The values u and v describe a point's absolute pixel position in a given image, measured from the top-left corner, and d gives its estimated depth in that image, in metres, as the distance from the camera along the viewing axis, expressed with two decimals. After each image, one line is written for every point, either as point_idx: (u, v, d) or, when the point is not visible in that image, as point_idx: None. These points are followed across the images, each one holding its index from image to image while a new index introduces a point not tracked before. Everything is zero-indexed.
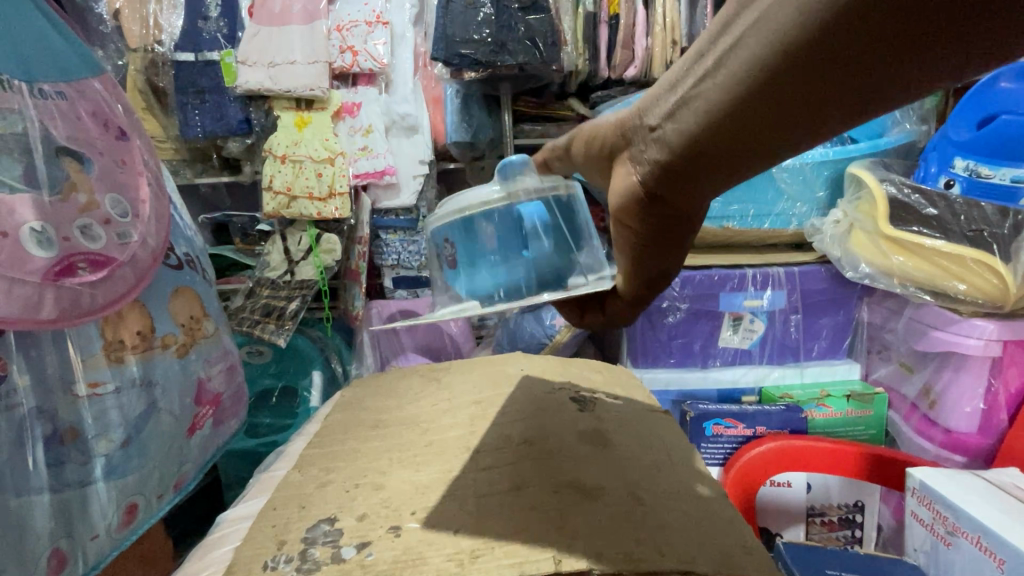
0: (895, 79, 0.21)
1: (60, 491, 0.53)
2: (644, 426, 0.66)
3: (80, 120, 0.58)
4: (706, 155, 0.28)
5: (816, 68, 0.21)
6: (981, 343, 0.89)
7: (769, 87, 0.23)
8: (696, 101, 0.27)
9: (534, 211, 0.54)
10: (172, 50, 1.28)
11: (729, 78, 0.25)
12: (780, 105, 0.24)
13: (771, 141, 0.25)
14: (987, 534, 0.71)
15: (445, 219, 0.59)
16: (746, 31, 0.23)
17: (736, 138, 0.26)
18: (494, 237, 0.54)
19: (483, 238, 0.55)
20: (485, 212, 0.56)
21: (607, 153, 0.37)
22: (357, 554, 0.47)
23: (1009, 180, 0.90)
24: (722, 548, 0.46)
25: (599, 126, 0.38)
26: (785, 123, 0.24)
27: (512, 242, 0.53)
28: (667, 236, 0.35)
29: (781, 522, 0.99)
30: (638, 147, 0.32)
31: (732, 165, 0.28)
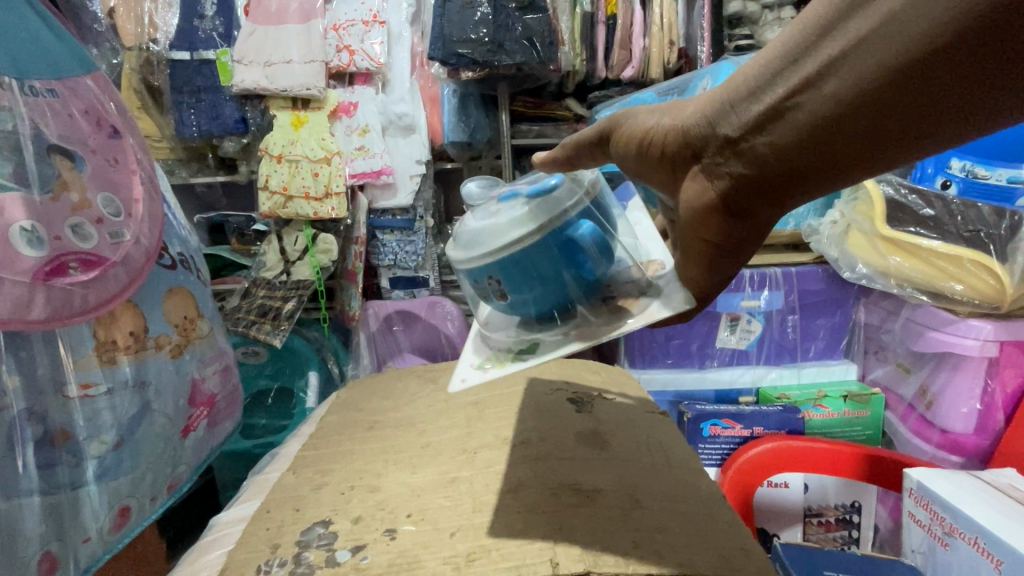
0: (951, 118, 0.25)
1: (51, 493, 0.53)
2: (640, 427, 0.65)
3: (72, 118, 0.57)
4: (797, 165, 0.31)
5: (923, 79, 0.24)
6: (977, 344, 0.88)
7: (883, 95, 0.26)
8: (794, 105, 0.29)
9: (581, 228, 0.45)
10: (167, 48, 1.27)
11: (813, 101, 0.28)
12: (881, 110, 0.26)
13: (859, 154, 0.29)
14: (984, 535, 0.71)
15: (467, 260, 0.48)
16: (838, 51, 0.27)
17: (826, 152, 0.29)
18: (550, 268, 0.45)
19: (513, 285, 0.46)
20: (529, 234, 0.44)
21: (665, 161, 0.39)
22: (352, 558, 0.46)
23: (1006, 180, 0.91)
24: (720, 550, 0.46)
25: (653, 129, 0.39)
26: (854, 151, 0.29)
27: (561, 269, 0.45)
28: (734, 249, 0.39)
29: (777, 523, 0.99)
30: (715, 156, 0.35)
31: (803, 181, 0.32)
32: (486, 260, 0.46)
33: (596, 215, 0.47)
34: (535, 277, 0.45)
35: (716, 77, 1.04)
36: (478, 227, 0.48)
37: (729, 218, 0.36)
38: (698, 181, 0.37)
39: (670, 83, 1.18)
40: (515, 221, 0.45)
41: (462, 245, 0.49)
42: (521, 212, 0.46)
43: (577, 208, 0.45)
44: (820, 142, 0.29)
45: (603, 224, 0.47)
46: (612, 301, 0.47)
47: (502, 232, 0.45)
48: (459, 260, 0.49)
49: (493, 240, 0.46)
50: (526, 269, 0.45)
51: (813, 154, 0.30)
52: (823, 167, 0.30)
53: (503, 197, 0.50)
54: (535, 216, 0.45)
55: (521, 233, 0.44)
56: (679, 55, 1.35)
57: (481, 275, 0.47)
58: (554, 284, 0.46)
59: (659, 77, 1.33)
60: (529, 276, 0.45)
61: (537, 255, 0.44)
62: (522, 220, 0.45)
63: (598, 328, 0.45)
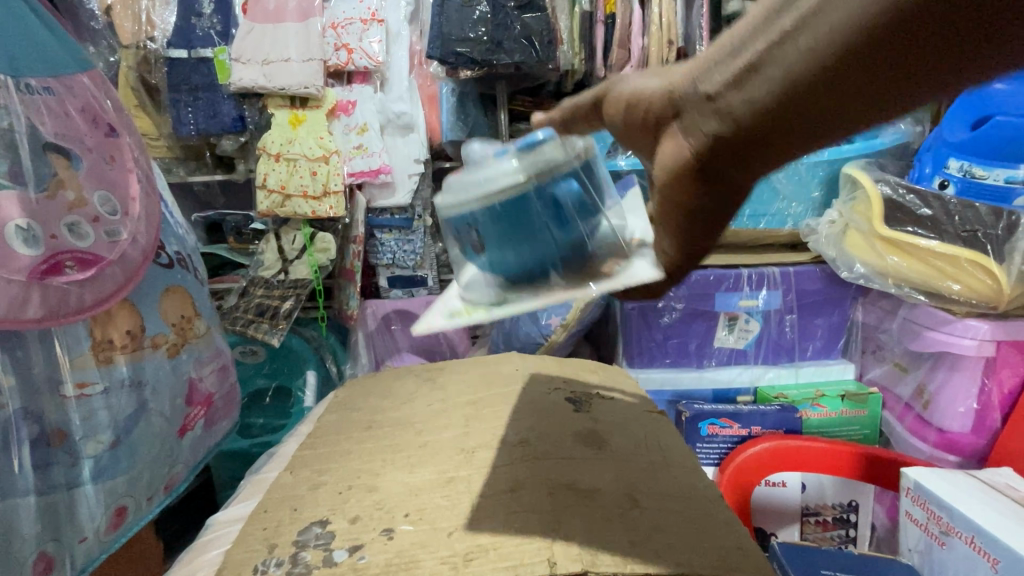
0: (921, 78, 0.25)
1: (47, 493, 0.53)
2: (638, 426, 0.65)
3: (68, 116, 0.57)
4: (769, 126, 0.31)
5: (893, 33, 0.24)
6: (974, 343, 0.88)
7: (855, 51, 0.26)
8: (770, 62, 0.29)
9: (565, 186, 0.47)
10: (165, 46, 1.26)
11: (787, 59, 0.29)
12: (852, 66, 0.26)
13: (831, 116, 0.29)
14: (981, 534, 0.71)
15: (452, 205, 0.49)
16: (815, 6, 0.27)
17: (797, 112, 0.30)
18: (531, 218, 0.46)
19: (495, 232, 0.47)
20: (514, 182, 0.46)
21: (652, 123, 0.40)
22: (349, 558, 0.46)
23: (1004, 181, 0.90)
24: (718, 550, 0.46)
25: (642, 90, 0.40)
26: (825, 112, 0.29)
27: (544, 224, 0.46)
28: (708, 215, 0.39)
29: (775, 522, 0.99)
30: (693, 116, 0.35)
31: (776, 142, 0.32)
32: (473, 204, 0.47)
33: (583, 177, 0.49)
34: (516, 226, 0.46)
35: None
36: (468, 175, 0.50)
37: (701, 177, 0.37)
38: (677, 143, 0.37)
39: None
40: (505, 170, 0.47)
41: (450, 191, 0.50)
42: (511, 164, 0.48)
43: (565, 165, 0.48)
44: (792, 100, 0.29)
45: (587, 188, 0.49)
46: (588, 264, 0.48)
47: (491, 179, 0.47)
48: (444, 203, 0.50)
49: (479, 185, 0.48)
50: (510, 216, 0.46)
51: (786, 114, 0.30)
52: (794, 128, 0.31)
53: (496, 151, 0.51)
54: (525, 167, 0.47)
55: (510, 181, 0.46)
56: (677, 55, 1.35)
57: (464, 220, 0.49)
58: (534, 236, 0.46)
59: None
60: (512, 225, 0.46)
61: (522, 203, 0.46)
62: (512, 170, 0.47)
63: (573, 286, 0.46)
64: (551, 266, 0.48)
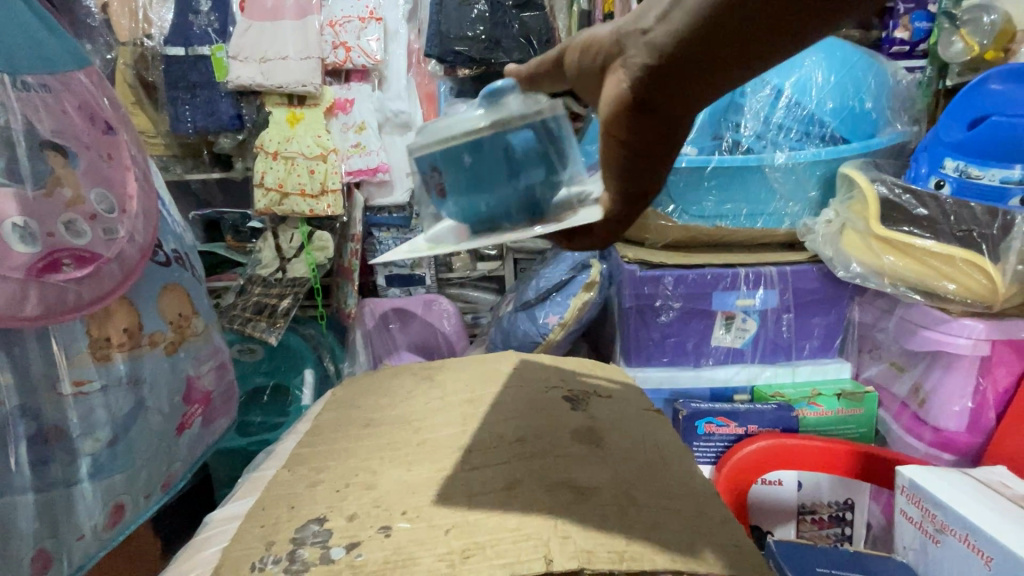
0: None
1: (45, 491, 0.53)
2: (636, 426, 0.65)
3: (65, 114, 0.57)
4: (715, 40, 0.29)
5: None
6: (969, 342, 0.89)
7: None
8: None
9: (519, 136, 0.48)
10: (162, 44, 1.26)
11: None
12: None
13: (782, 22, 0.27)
14: (975, 533, 0.71)
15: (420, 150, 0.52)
16: None
17: (749, 22, 0.28)
18: (485, 164, 0.47)
19: (452, 174, 0.48)
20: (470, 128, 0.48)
21: (595, 68, 0.36)
22: (347, 555, 0.47)
23: (999, 181, 0.89)
24: (714, 548, 0.46)
25: (590, 35, 0.36)
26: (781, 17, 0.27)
27: (495, 170, 0.47)
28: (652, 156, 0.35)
29: (771, 521, 0.99)
30: (635, 46, 0.32)
31: (726, 59, 0.30)
32: (431, 148, 0.49)
33: (542, 129, 0.50)
34: (471, 170, 0.48)
35: None
36: (436, 125, 0.52)
37: (638, 111, 0.33)
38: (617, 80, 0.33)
39: None
40: (467, 117, 0.49)
41: (419, 136, 0.53)
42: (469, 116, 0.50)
43: (524, 117, 0.49)
44: (735, 0, 0.27)
45: (544, 142, 0.49)
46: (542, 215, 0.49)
47: (454, 126, 0.49)
48: (413, 147, 0.52)
49: (440, 131, 0.50)
50: (464, 158, 0.47)
51: (736, 24, 0.28)
52: (744, 39, 0.28)
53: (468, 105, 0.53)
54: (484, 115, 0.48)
55: (468, 126, 0.48)
56: None
57: (426, 164, 0.51)
58: (486, 180, 0.48)
59: None
60: (466, 168, 0.48)
61: (475, 146, 0.47)
62: (473, 118, 0.48)
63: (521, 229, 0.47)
64: (503, 213, 0.49)
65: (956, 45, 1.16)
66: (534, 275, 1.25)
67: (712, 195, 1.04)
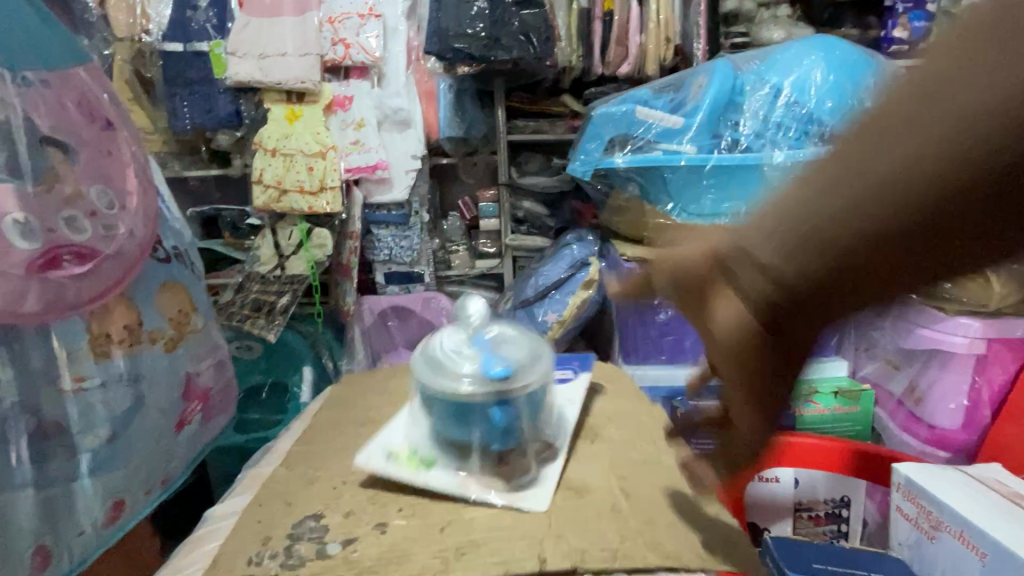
0: (951, 256, 0.27)
1: (44, 488, 0.53)
2: (633, 423, 0.65)
3: (65, 110, 0.56)
4: (814, 290, 0.33)
5: (913, 237, 0.28)
6: (964, 341, 0.92)
7: (880, 242, 0.29)
8: (813, 225, 0.32)
9: (494, 414, 0.51)
10: (160, 40, 1.26)
11: (815, 245, 0.32)
12: (881, 250, 0.29)
13: (875, 284, 0.30)
14: (970, 529, 0.72)
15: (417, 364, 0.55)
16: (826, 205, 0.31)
17: (840, 282, 0.32)
18: (467, 414, 0.52)
19: (437, 409, 0.53)
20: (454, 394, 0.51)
21: (701, 296, 0.43)
22: (342, 551, 0.47)
23: None
24: (708, 542, 0.47)
25: (684, 262, 0.45)
26: (868, 282, 0.31)
27: (469, 416, 0.52)
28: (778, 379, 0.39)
29: (766, 517, 0.98)
30: (740, 284, 0.38)
31: (822, 302, 0.33)
32: (424, 389, 0.53)
33: (527, 402, 0.53)
34: (455, 409, 0.52)
35: (712, 75, 1.05)
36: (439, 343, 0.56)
37: (760, 339, 0.38)
38: (730, 306, 0.40)
39: (666, 79, 1.15)
40: (471, 363, 0.52)
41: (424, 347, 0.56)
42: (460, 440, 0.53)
43: (516, 394, 0.52)
44: (820, 279, 0.32)
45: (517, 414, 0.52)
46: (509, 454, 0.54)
47: (456, 367, 0.52)
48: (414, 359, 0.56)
49: (432, 378, 0.53)
50: (452, 403, 0.52)
51: (825, 284, 0.32)
52: (836, 293, 0.32)
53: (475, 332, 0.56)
54: (484, 379, 0.51)
55: (466, 387, 0.51)
56: (675, 52, 1.35)
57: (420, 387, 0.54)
58: (466, 430, 0.52)
59: (654, 74, 1.34)
60: (451, 411, 0.52)
61: (464, 405, 0.51)
62: (475, 370, 0.52)
63: (483, 479, 0.52)
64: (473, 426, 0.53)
65: None
66: (532, 273, 1.26)
67: (709, 193, 1.06)
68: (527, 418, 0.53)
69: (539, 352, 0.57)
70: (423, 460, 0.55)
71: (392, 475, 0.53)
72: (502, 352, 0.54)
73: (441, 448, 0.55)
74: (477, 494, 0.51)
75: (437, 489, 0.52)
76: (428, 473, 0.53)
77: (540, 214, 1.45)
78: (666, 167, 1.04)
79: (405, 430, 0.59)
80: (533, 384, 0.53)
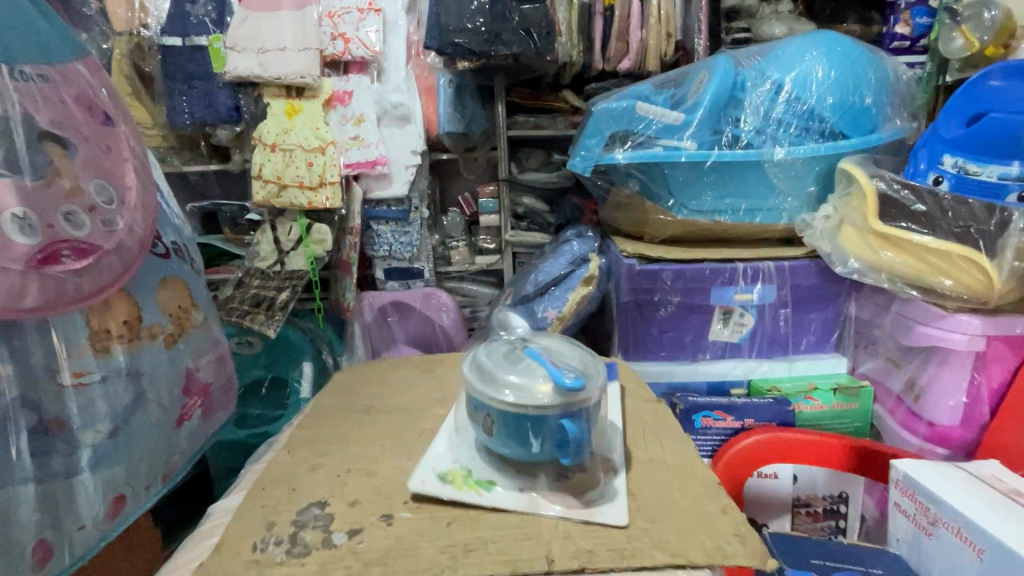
0: None
1: (46, 481, 0.54)
2: (637, 420, 0.64)
3: (64, 105, 0.56)
4: None
5: None
6: (964, 338, 0.90)
7: None
8: None
9: (567, 424, 0.48)
10: (158, 34, 1.25)
11: None
12: None
13: None
14: (968, 525, 0.71)
15: (476, 383, 0.52)
16: None
17: None
18: (535, 425, 0.49)
19: (505, 427, 0.50)
20: (522, 405, 0.48)
21: None
22: (348, 541, 0.47)
23: (997, 178, 0.91)
24: (713, 538, 0.47)
25: None
26: None
27: (536, 428, 0.49)
28: None
29: (765, 513, 1.00)
30: None
31: None
32: (488, 400, 0.50)
33: (594, 413, 0.51)
34: (524, 422, 0.49)
35: (714, 71, 1.04)
36: (494, 360, 0.53)
37: None
38: None
39: (668, 75, 1.14)
40: (536, 375, 0.49)
41: (477, 366, 0.53)
42: (529, 456, 0.51)
43: (587, 403, 0.49)
44: None
45: (586, 424, 0.50)
46: (569, 467, 0.53)
47: (521, 381, 0.49)
48: (470, 380, 0.52)
49: (493, 390, 0.50)
50: (523, 418, 0.49)
51: None
52: None
53: (528, 349, 0.54)
54: (554, 388, 0.48)
55: (538, 399, 0.48)
56: (676, 48, 1.35)
57: (481, 406, 0.51)
58: (534, 445, 0.50)
59: (656, 70, 1.33)
60: (521, 426, 0.49)
61: (536, 419, 0.49)
62: (543, 381, 0.49)
63: (552, 495, 0.51)
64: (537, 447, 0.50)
65: (956, 41, 1.16)
66: (532, 269, 1.24)
67: (710, 190, 1.06)
68: (593, 431, 0.50)
69: (594, 363, 0.55)
70: (481, 481, 0.52)
71: (453, 497, 0.50)
72: (563, 364, 0.52)
73: (503, 471, 0.53)
74: (546, 509, 0.49)
75: (504, 508, 0.49)
76: (490, 493, 0.51)
77: (540, 210, 1.45)
78: (667, 163, 1.03)
79: (449, 450, 0.56)
80: (599, 393, 0.51)
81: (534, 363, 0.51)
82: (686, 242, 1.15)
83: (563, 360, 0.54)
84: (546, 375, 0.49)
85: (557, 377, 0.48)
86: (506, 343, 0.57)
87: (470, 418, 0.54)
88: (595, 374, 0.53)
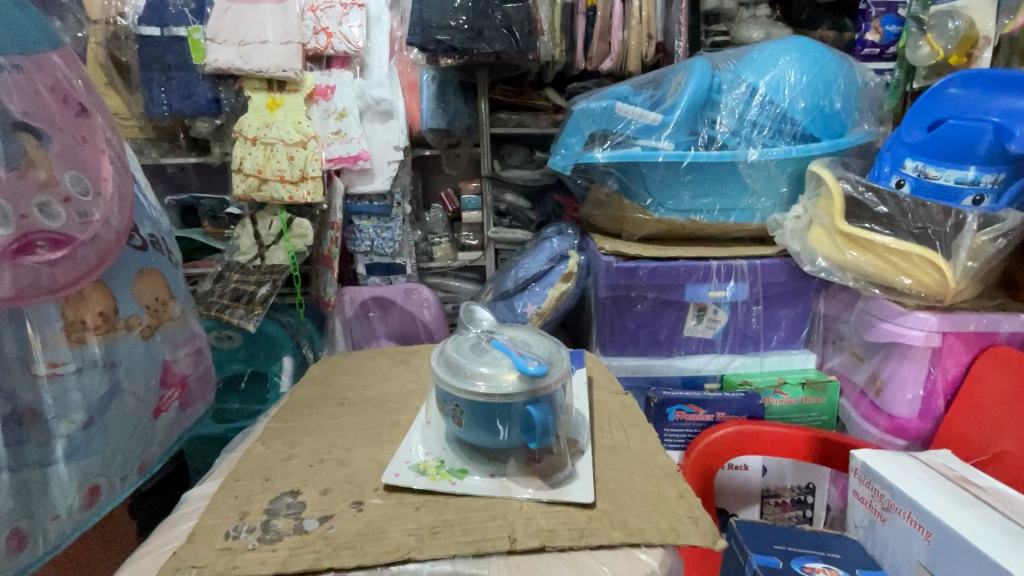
0: None
1: (19, 471, 0.54)
2: (605, 409, 0.66)
3: (38, 96, 0.55)
4: None
5: None
6: (922, 334, 0.93)
7: None
8: None
9: (533, 411, 0.50)
10: (136, 23, 1.23)
11: None
12: None
13: None
14: (917, 510, 0.75)
15: (443, 377, 0.53)
16: None
17: None
18: (503, 413, 0.51)
19: (474, 417, 0.52)
20: (489, 393, 0.50)
21: None
22: (319, 527, 0.49)
23: (953, 181, 0.94)
24: (669, 518, 0.49)
25: None
26: None
27: (503, 416, 0.51)
28: None
29: (735, 504, 1.05)
30: None
31: None
32: (456, 393, 0.52)
33: (559, 398, 0.53)
34: (491, 411, 0.51)
35: (691, 73, 1.07)
36: (460, 353, 0.55)
37: None
38: None
39: (648, 75, 1.16)
40: (500, 364, 0.51)
41: (445, 359, 0.55)
42: (499, 444, 0.53)
43: (551, 389, 0.51)
44: None
45: (552, 411, 0.52)
46: (538, 452, 0.54)
47: (486, 371, 0.51)
48: (437, 373, 0.54)
49: (459, 382, 0.52)
50: (491, 407, 0.51)
51: None
52: None
53: (493, 341, 0.56)
54: (519, 377, 0.50)
55: (503, 388, 0.50)
56: (657, 49, 1.37)
57: (449, 398, 0.53)
58: (503, 433, 0.51)
59: (636, 70, 1.35)
60: (489, 416, 0.51)
61: (502, 407, 0.50)
62: (508, 370, 0.51)
63: (520, 479, 0.53)
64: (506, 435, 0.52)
65: (923, 48, 1.20)
66: (512, 266, 1.26)
67: (687, 190, 1.09)
68: (558, 416, 0.53)
69: (557, 351, 0.57)
70: (453, 470, 0.54)
71: (426, 486, 0.52)
72: (527, 352, 0.54)
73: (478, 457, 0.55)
74: (515, 492, 0.51)
75: (474, 493, 0.51)
76: (462, 482, 0.53)
77: (522, 208, 1.46)
78: (644, 163, 1.06)
79: (422, 444, 0.58)
80: (563, 379, 0.54)
81: (498, 355, 0.53)
82: (662, 240, 1.19)
83: (525, 350, 0.56)
84: (512, 365, 0.51)
85: (522, 365, 0.50)
86: (472, 337, 0.58)
87: (439, 411, 0.56)
88: (558, 361, 0.55)
